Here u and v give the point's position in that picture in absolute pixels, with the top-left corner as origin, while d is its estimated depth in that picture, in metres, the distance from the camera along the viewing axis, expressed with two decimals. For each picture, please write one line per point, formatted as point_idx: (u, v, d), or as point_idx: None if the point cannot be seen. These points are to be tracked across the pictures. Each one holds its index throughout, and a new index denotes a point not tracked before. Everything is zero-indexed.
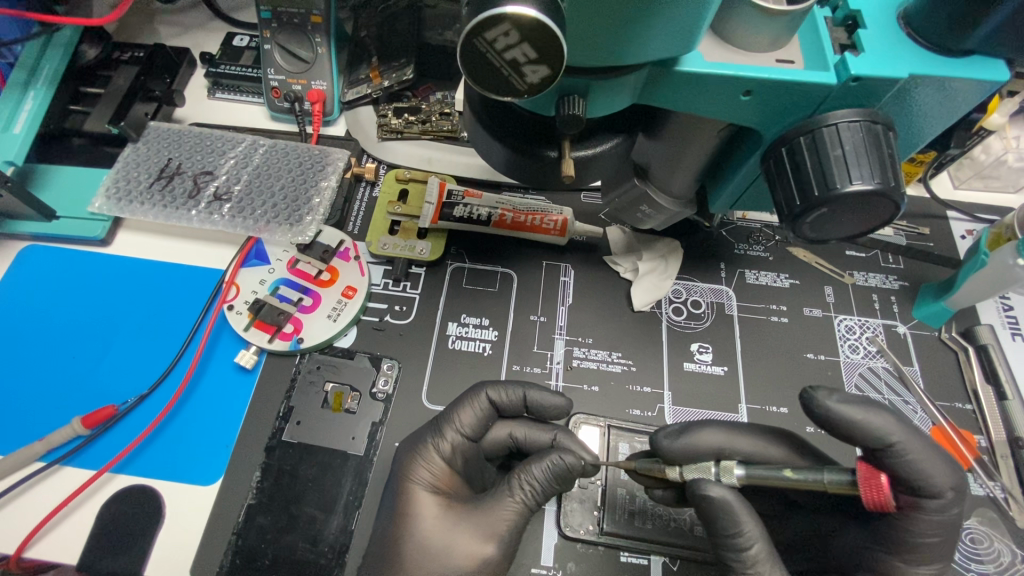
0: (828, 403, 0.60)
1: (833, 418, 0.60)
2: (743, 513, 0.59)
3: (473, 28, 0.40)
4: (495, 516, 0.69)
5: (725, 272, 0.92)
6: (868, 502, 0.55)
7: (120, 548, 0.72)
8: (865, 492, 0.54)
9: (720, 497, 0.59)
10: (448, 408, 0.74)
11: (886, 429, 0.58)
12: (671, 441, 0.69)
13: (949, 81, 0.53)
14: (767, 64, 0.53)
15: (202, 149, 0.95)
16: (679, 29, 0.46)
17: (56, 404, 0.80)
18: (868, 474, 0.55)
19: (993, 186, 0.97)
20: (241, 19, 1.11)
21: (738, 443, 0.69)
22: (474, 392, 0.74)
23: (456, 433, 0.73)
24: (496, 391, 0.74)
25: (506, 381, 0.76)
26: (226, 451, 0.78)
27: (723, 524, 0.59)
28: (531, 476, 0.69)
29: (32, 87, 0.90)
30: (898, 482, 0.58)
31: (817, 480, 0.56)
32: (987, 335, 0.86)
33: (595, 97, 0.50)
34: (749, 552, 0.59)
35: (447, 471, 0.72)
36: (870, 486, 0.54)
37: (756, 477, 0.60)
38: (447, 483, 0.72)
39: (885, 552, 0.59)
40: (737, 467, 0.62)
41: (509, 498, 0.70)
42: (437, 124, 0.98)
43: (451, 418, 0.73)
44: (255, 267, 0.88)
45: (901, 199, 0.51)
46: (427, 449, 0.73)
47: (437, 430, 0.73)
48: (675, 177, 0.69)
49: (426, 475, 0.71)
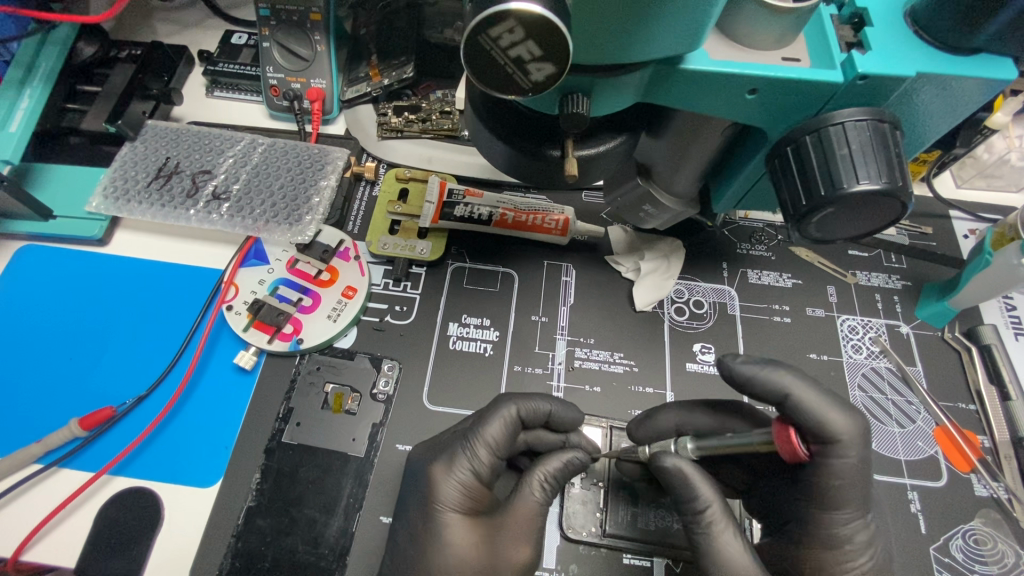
0: (733, 364, 0.64)
1: (739, 376, 0.63)
2: (697, 479, 0.61)
3: (478, 25, 0.39)
4: (520, 517, 0.67)
5: (727, 272, 0.91)
6: (784, 455, 0.55)
7: (118, 551, 0.72)
8: (780, 445, 0.55)
9: (674, 467, 0.61)
10: (473, 422, 0.70)
11: (781, 385, 0.60)
12: (639, 430, 0.73)
13: (955, 81, 0.52)
14: (774, 62, 0.53)
15: (200, 147, 0.95)
16: (684, 27, 0.45)
17: (55, 405, 0.80)
18: (780, 428, 0.56)
19: (995, 185, 0.97)
20: (240, 17, 1.11)
21: (697, 419, 0.71)
22: (503, 408, 0.69)
23: (487, 452, 0.68)
24: (526, 408, 0.70)
25: (533, 395, 0.72)
26: (226, 452, 0.77)
27: (680, 491, 0.61)
28: (549, 472, 0.68)
29: (29, 84, 0.89)
30: (805, 431, 0.59)
31: (744, 441, 0.58)
32: (990, 334, 0.85)
33: (599, 96, 0.50)
34: (705, 514, 0.60)
35: (480, 490, 0.68)
36: (782, 440, 0.55)
37: (707, 446, 0.62)
38: (478, 498, 0.69)
39: (816, 507, 0.61)
40: (690, 442, 0.64)
41: (527, 494, 0.68)
42: (438, 122, 0.98)
43: (479, 435, 0.68)
44: (254, 267, 0.88)
45: (908, 198, 0.51)
46: (458, 467, 0.68)
47: (465, 448, 0.68)
48: (678, 177, 0.69)
49: (458, 497, 0.68)
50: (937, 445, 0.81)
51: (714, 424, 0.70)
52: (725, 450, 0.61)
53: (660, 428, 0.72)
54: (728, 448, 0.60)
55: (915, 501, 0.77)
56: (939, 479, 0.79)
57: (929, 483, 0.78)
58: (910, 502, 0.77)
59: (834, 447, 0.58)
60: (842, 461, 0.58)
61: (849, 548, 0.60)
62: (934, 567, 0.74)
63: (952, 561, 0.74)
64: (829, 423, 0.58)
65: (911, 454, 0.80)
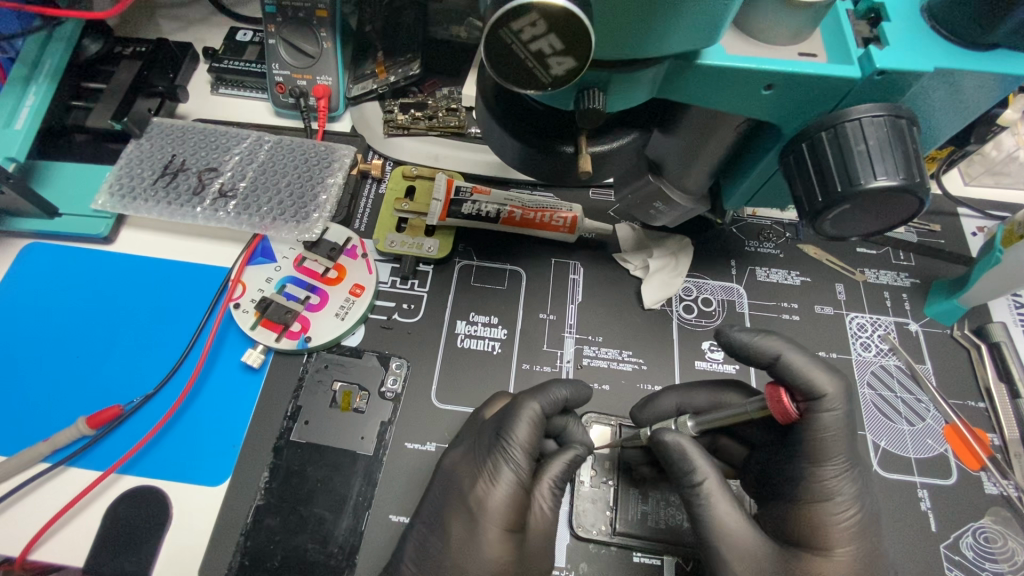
0: (729, 333, 0.66)
1: (735, 344, 0.66)
2: (694, 451, 0.62)
3: (499, 18, 0.39)
4: (539, 532, 0.66)
5: (736, 269, 0.91)
6: (777, 417, 0.60)
7: (126, 550, 0.71)
8: (772, 408, 0.60)
9: (673, 441, 0.63)
10: (500, 427, 0.67)
11: (772, 347, 0.63)
12: (642, 413, 0.76)
13: (971, 76, 0.52)
14: (791, 58, 0.52)
15: (206, 145, 0.94)
16: (704, 22, 0.45)
17: (61, 404, 0.79)
18: (772, 392, 0.60)
19: (1004, 182, 0.96)
20: (244, 14, 1.10)
21: (694, 398, 0.73)
22: (524, 404, 0.68)
23: (523, 455, 0.66)
24: (548, 403, 0.68)
25: (546, 385, 0.70)
26: (234, 451, 0.77)
27: (678, 464, 0.63)
28: (554, 478, 0.68)
29: (34, 82, 0.89)
30: (793, 390, 0.62)
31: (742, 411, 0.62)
32: (1000, 333, 0.85)
33: (615, 92, 0.49)
34: (702, 485, 0.61)
35: (519, 505, 0.65)
36: (774, 401, 0.60)
37: (706, 421, 0.66)
38: (517, 510, 0.65)
39: (803, 460, 0.62)
40: (690, 419, 0.67)
41: (539, 498, 0.67)
42: (445, 119, 0.96)
43: (514, 441, 0.66)
44: (261, 265, 0.87)
45: (925, 195, 0.51)
46: (502, 480, 0.65)
47: (502, 457, 0.66)
48: (689, 173, 0.69)
49: (501, 516, 0.64)
50: (946, 444, 0.80)
51: (711, 400, 0.72)
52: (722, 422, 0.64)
53: (661, 409, 0.74)
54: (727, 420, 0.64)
55: (925, 499, 0.77)
56: (948, 477, 0.78)
57: (938, 481, 0.78)
58: (920, 499, 0.77)
59: (820, 402, 0.60)
60: (827, 414, 0.60)
61: (840, 500, 0.60)
62: (945, 565, 0.74)
63: (962, 559, 0.74)
64: (814, 382, 0.60)
65: (921, 452, 0.80)
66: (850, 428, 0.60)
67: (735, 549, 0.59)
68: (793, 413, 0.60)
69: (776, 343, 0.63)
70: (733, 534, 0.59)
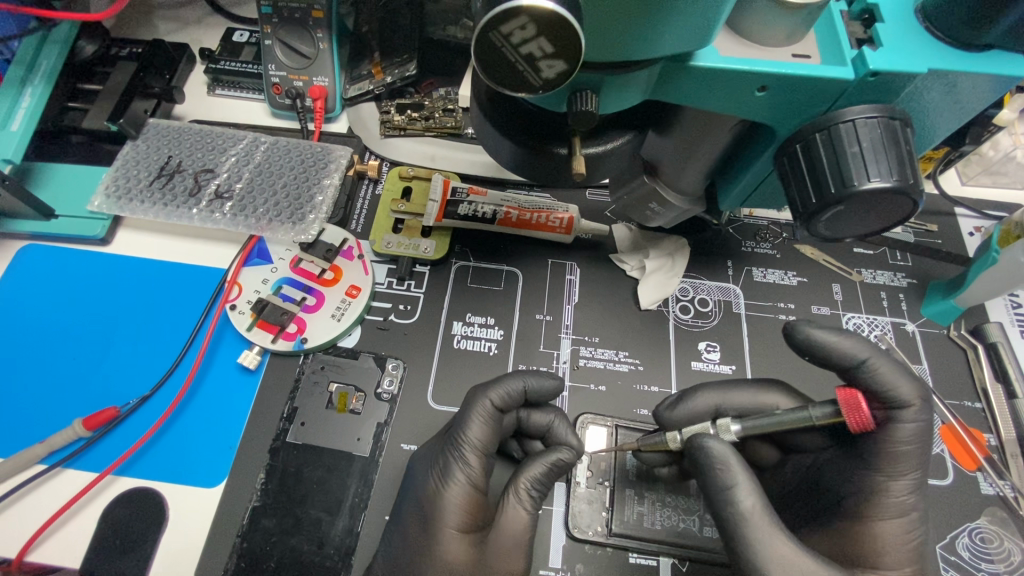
0: (809, 331, 0.64)
1: (814, 344, 0.64)
2: (738, 466, 0.60)
3: (488, 22, 0.39)
4: (508, 534, 0.66)
5: (733, 269, 0.91)
6: (852, 424, 0.58)
7: (123, 552, 0.71)
8: (849, 415, 0.57)
9: (718, 450, 0.61)
10: (454, 427, 0.69)
11: (857, 350, 0.62)
12: (671, 413, 0.73)
13: (965, 77, 0.52)
14: (785, 59, 0.52)
15: (203, 146, 0.94)
16: (697, 24, 0.45)
17: (57, 405, 0.79)
18: (849, 399, 0.57)
19: (1001, 182, 0.96)
20: (241, 14, 1.10)
21: (732, 398, 0.72)
22: (475, 402, 0.69)
23: (474, 454, 0.67)
24: (498, 395, 0.69)
25: (501, 379, 0.71)
26: (230, 452, 0.77)
27: (720, 477, 0.60)
28: (533, 478, 0.68)
29: (29, 84, 0.88)
30: (871, 398, 0.61)
31: (803, 417, 0.60)
32: (996, 333, 0.85)
33: (608, 93, 0.49)
34: (743, 505, 0.58)
35: (473, 504, 0.67)
36: (851, 409, 0.57)
37: (753, 428, 0.64)
38: (471, 510, 0.67)
39: (877, 473, 0.60)
40: (734, 424, 0.66)
41: (511, 508, 0.67)
42: (441, 120, 0.97)
43: (466, 440, 0.68)
44: (257, 266, 0.87)
45: (919, 196, 0.51)
46: (454, 480, 0.66)
47: (454, 456, 0.67)
48: (685, 174, 0.68)
49: (455, 516, 0.66)
50: (943, 444, 0.80)
51: (750, 402, 0.72)
52: (772, 428, 0.63)
53: (695, 409, 0.72)
54: (778, 426, 0.62)
55: None
56: (945, 478, 0.78)
57: (935, 481, 0.78)
58: None
59: (902, 411, 0.59)
60: (908, 425, 0.59)
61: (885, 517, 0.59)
62: (941, 566, 0.74)
63: (958, 559, 0.74)
64: (893, 392, 0.59)
65: None
66: (925, 444, 0.59)
67: (783, 568, 0.56)
68: (869, 419, 0.58)
69: (862, 346, 0.62)
70: (778, 551, 0.56)
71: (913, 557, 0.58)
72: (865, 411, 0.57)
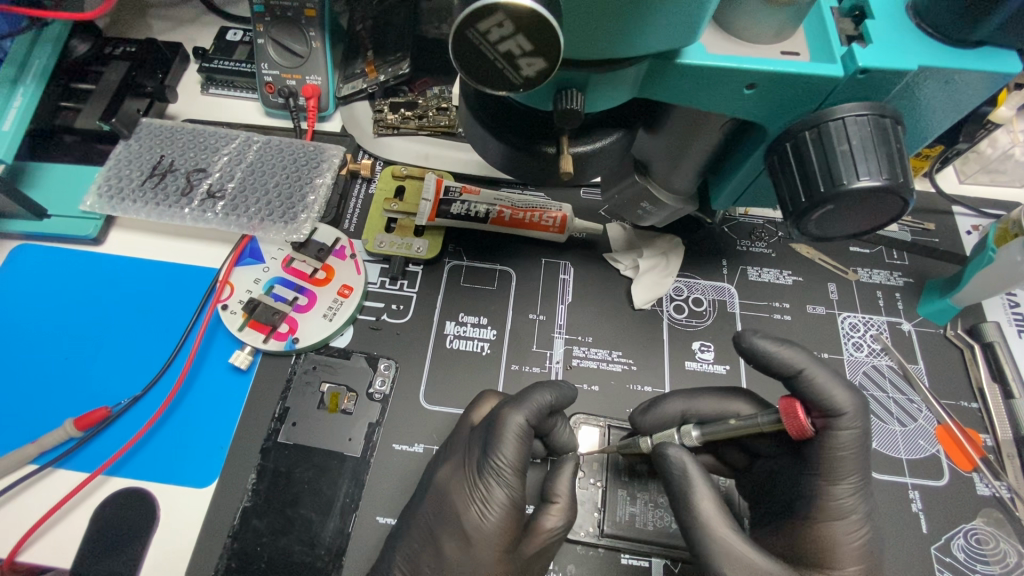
0: (752, 339, 0.63)
1: (756, 352, 0.63)
2: (697, 479, 0.61)
3: (466, 19, 0.38)
4: (541, 539, 0.66)
5: (727, 269, 0.90)
6: (791, 432, 0.58)
7: (114, 552, 0.71)
8: (787, 423, 0.58)
9: (677, 458, 0.62)
10: (487, 444, 0.66)
11: (795, 360, 0.61)
12: (643, 418, 0.73)
13: (957, 74, 0.51)
14: (772, 56, 0.52)
15: (195, 146, 0.94)
16: (681, 21, 0.44)
17: (50, 405, 0.79)
18: (788, 407, 0.58)
19: (999, 181, 0.96)
20: (234, 13, 1.09)
21: (698, 405, 0.71)
22: (507, 420, 0.65)
23: (514, 474, 0.65)
24: (531, 412, 0.66)
25: (527, 392, 0.67)
26: (222, 453, 0.77)
27: (677, 486, 0.62)
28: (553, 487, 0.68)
29: (21, 83, 0.87)
30: (810, 407, 0.60)
31: (752, 424, 0.60)
32: (993, 333, 0.85)
33: (594, 92, 0.49)
34: (702, 510, 0.59)
35: (512, 523, 0.65)
36: (789, 416, 0.58)
37: (713, 434, 0.63)
38: (513, 530, 0.65)
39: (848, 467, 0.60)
40: (694, 428, 0.65)
41: (549, 518, 0.67)
42: (435, 118, 0.96)
43: (502, 460, 0.65)
44: (249, 266, 0.87)
45: (910, 195, 0.50)
46: (496, 502, 0.64)
47: (494, 478, 0.65)
48: (676, 174, 0.68)
49: (495, 537, 0.64)
50: (938, 444, 0.80)
51: (715, 410, 0.70)
52: (731, 436, 0.62)
53: (664, 415, 0.71)
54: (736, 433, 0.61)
55: (916, 500, 0.76)
56: (941, 479, 0.78)
57: (930, 482, 0.77)
58: (911, 501, 0.76)
59: (838, 419, 0.59)
60: (843, 433, 0.59)
61: (850, 520, 0.59)
62: (936, 567, 0.73)
63: (953, 560, 0.74)
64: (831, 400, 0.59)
65: (913, 452, 0.79)
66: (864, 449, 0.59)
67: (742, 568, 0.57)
68: (808, 427, 0.58)
69: (799, 356, 0.61)
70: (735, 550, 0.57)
71: (858, 557, 0.58)
72: (803, 419, 0.58)
